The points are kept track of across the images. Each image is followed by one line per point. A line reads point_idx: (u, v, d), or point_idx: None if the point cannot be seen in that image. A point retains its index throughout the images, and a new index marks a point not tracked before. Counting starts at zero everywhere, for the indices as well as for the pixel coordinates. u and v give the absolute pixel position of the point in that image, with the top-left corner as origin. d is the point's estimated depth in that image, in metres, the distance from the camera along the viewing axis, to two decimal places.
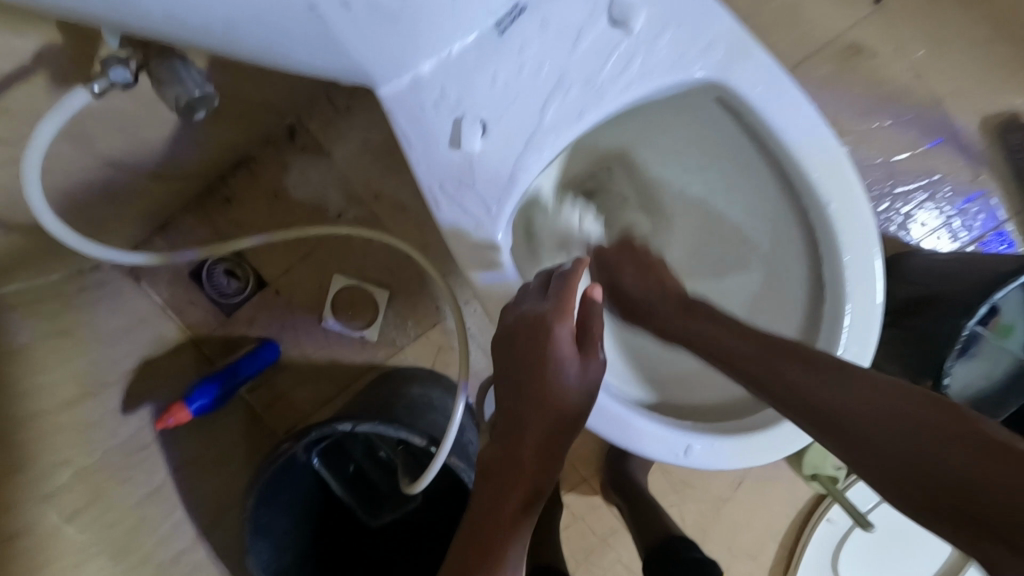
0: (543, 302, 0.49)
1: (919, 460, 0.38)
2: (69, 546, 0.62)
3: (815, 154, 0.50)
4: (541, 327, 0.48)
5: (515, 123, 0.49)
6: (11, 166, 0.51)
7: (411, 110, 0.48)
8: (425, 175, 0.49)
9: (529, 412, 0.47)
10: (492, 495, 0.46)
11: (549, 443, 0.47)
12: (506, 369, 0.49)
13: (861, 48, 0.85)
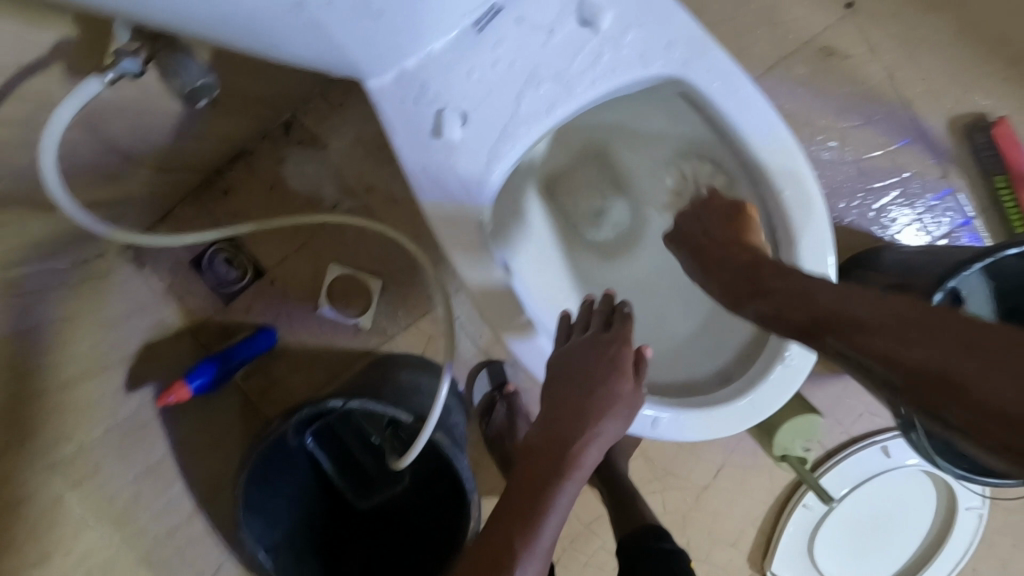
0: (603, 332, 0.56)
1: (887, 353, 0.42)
2: (72, 514, 0.64)
3: (770, 147, 0.54)
4: (597, 349, 0.55)
5: (493, 114, 0.52)
6: (26, 151, 0.55)
7: (396, 102, 0.52)
8: (409, 162, 0.53)
9: (577, 413, 0.54)
10: (536, 475, 0.52)
11: (591, 442, 0.53)
12: (562, 372, 0.56)
13: (834, 50, 0.89)
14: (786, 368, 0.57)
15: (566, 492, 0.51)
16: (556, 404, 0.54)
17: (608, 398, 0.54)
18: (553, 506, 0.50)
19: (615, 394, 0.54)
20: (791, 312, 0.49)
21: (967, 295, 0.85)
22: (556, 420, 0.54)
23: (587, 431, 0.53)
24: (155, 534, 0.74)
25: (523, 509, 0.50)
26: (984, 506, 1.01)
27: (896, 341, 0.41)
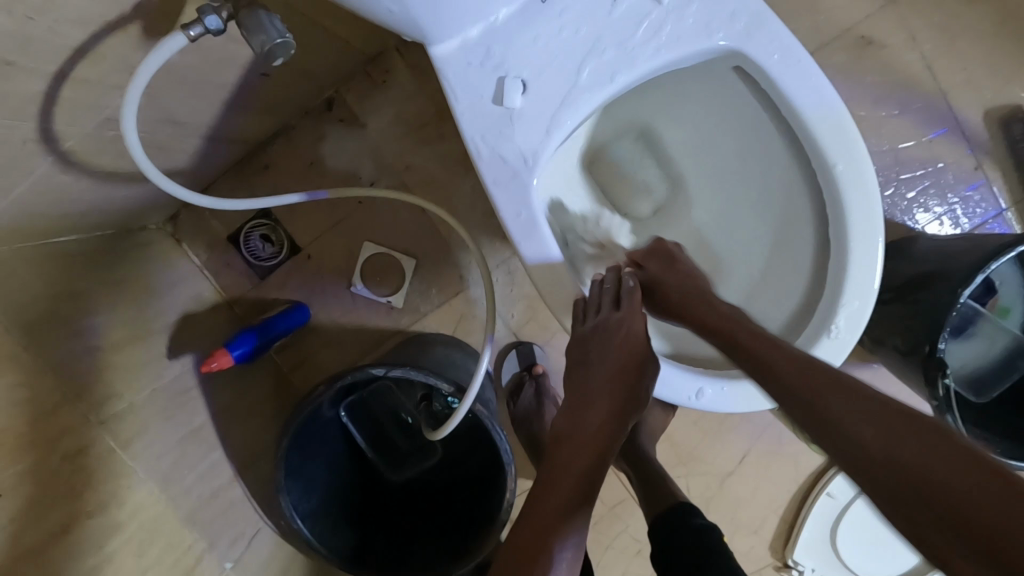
0: (611, 312, 0.59)
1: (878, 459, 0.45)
2: (123, 470, 0.66)
3: (826, 120, 0.54)
4: (610, 337, 0.58)
5: (552, 83, 0.54)
6: (93, 112, 0.57)
7: (459, 70, 0.53)
8: (469, 129, 0.54)
9: (600, 399, 0.59)
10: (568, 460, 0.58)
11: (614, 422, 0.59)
12: (581, 360, 0.60)
13: (872, 40, 0.90)
14: (833, 341, 0.56)
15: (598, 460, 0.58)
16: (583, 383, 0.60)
17: (625, 381, 0.59)
18: (586, 475, 0.57)
19: (632, 375, 0.59)
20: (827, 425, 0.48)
21: (998, 285, 0.87)
22: (581, 406, 0.60)
23: (610, 408, 0.59)
24: (200, 495, 0.75)
25: (561, 482, 0.57)
26: None
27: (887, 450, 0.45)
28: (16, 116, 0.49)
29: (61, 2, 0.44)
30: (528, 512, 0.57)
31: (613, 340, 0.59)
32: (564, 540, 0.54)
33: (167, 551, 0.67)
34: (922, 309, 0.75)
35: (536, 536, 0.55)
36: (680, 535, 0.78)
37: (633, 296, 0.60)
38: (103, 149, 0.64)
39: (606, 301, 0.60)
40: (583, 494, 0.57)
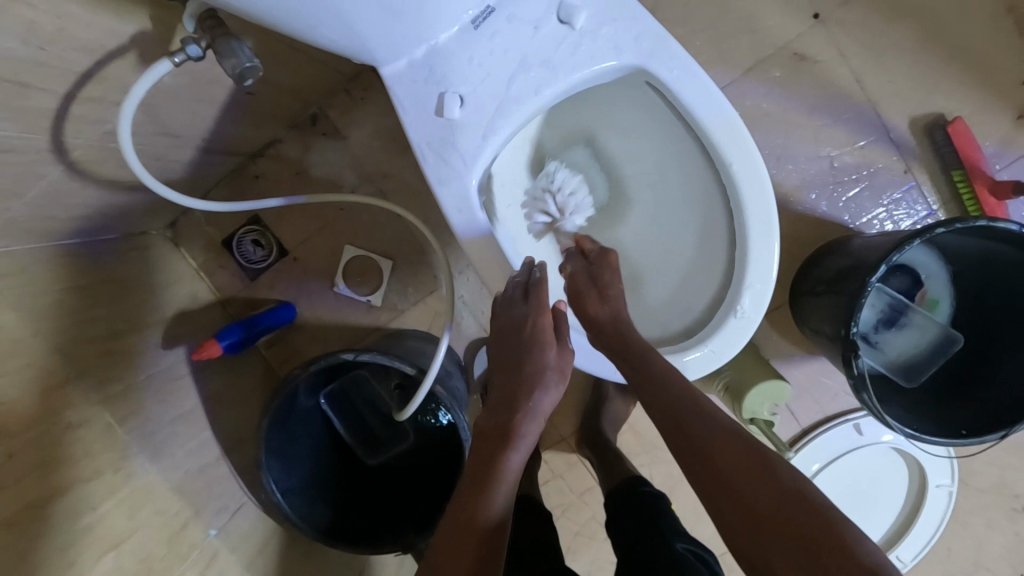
0: (522, 306, 0.63)
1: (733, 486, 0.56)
2: (119, 442, 0.74)
3: (724, 126, 0.63)
4: (519, 326, 0.62)
5: (486, 96, 0.62)
6: (96, 126, 0.67)
7: (406, 87, 0.62)
8: (416, 137, 0.63)
9: (515, 392, 0.60)
10: (489, 451, 0.58)
11: (529, 414, 0.59)
12: (501, 357, 0.63)
13: (804, 56, 0.98)
14: (739, 319, 0.65)
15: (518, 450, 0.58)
16: (500, 375, 0.62)
17: (539, 364, 0.60)
18: (506, 464, 0.57)
19: (545, 357, 0.61)
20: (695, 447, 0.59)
21: (925, 279, 0.95)
22: (503, 400, 0.60)
23: (527, 399, 0.59)
24: (189, 469, 0.83)
25: (482, 477, 0.57)
26: (954, 486, 1.07)
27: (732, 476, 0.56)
28: (31, 129, 0.59)
29: (69, 33, 0.53)
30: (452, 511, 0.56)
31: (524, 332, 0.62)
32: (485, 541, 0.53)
33: (157, 515, 0.75)
34: (844, 298, 0.82)
35: (455, 540, 0.54)
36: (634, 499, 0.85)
37: (541, 287, 0.64)
38: (105, 158, 0.73)
39: (518, 293, 0.65)
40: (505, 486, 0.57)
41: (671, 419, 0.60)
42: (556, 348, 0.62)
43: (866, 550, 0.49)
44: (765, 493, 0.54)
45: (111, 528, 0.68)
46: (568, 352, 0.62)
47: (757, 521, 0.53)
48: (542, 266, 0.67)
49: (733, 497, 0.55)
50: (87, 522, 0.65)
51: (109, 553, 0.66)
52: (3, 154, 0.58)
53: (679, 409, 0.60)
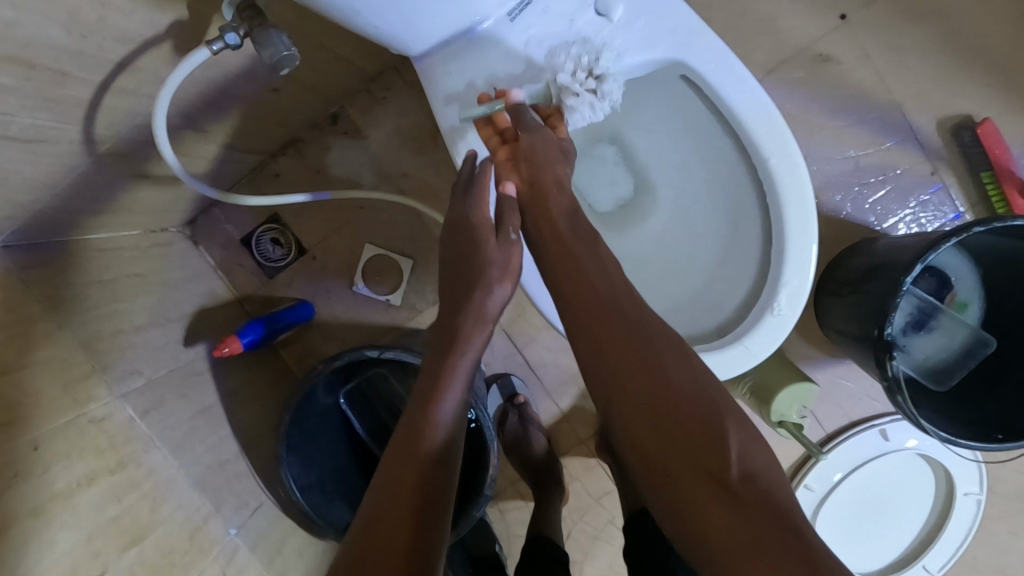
0: (464, 200, 0.63)
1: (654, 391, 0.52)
2: (141, 435, 0.73)
3: (761, 120, 0.62)
4: (462, 226, 0.62)
5: (520, 82, 0.63)
6: (127, 117, 0.66)
7: (440, 70, 0.63)
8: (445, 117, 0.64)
9: (462, 290, 0.62)
10: (434, 356, 0.60)
11: (477, 311, 0.61)
12: (449, 259, 0.64)
13: (828, 57, 0.97)
14: (777, 317, 0.64)
15: (469, 351, 0.60)
16: (449, 274, 0.63)
17: (484, 258, 0.61)
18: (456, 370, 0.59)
19: (489, 246, 0.61)
20: (620, 346, 0.54)
21: (954, 281, 0.93)
22: (450, 300, 0.62)
23: (474, 294, 0.61)
24: (211, 463, 0.82)
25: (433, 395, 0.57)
26: (983, 494, 1.05)
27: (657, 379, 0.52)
28: (65, 118, 0.59)
29: (109, 21, 0.53)
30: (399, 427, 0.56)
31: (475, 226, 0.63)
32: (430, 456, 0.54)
33: (179, 509, 0.73)
34: (872, 299, 0.81)
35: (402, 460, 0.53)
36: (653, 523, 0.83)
37: (481, 178, 0.62)
38: (133, 151, 0.73)
39: (463, 189, 0.63)
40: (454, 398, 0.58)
41: (594, 316, 0.56)
42: (496, 242, 0.61)
43: (763, 469, 0.48)
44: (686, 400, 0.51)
45: (135, 522, 0.66)
46: (514, 245, 0.62)
47: (670, 427, 0.50)
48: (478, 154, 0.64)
49: (654, 401, 0.51)
50: (112, 515, 0.64)
51: (132, 547, 0.65)
52: (36, 142, 0.58)
53: (610, 308, 0.56)
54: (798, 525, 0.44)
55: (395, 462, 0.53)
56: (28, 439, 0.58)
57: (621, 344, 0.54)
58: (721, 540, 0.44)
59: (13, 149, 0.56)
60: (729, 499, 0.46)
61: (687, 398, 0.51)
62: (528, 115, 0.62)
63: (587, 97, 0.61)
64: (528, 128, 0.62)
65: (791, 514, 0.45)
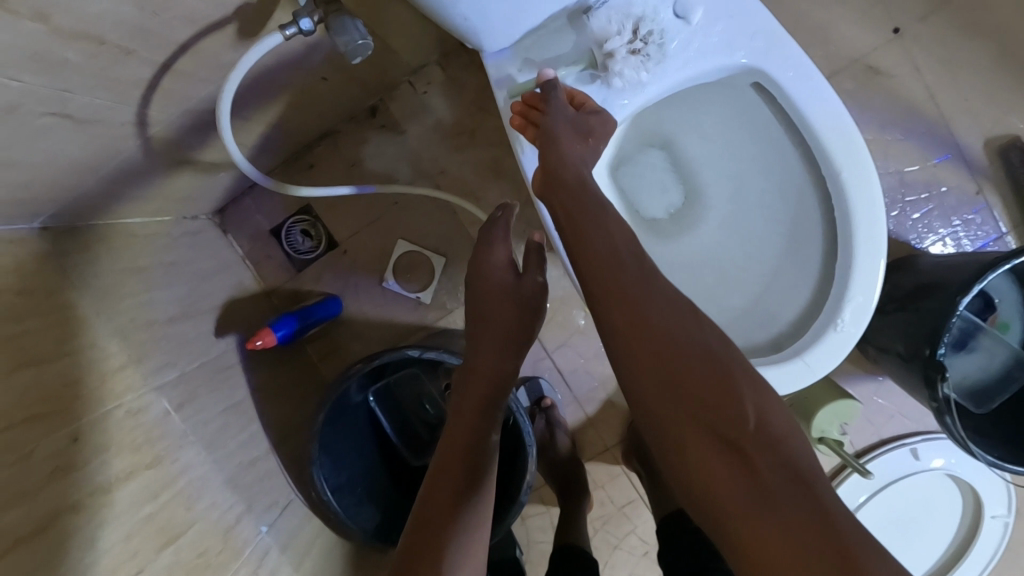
0: (491, 246, 0.79)
1: (664, 352, 0.49)
2: (177, 429, 0.71)
3: (835, 131, 0.61)
4: (489, 267, 0.77)
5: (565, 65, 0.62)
6: (180, 102, 0.64)
7: (504, 67, 0.63)
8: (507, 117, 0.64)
9: (488, 319, 0.75)
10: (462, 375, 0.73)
11: (501, 336, 0.74)
12: (475, 292, 0.77)
13: (879, 70, 0.96)
14: (839, 333, 0.62)
15: (495, 365, 0.73)
16: (477, 306, 0.77)
17: (506, 292, 0.76)
18: (479, 387, 0.71)
19: (509, 284, 0.77)
20: (626, 306, 0.51)
21: (997, 302, 0.91)
22: (477, 326, 0.76)
23: (498, 320, 0.75)
24: (242, 460, 0.80)
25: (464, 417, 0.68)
26: (1010, 517, 1.04)
27: (664, 339, 0.50)
28: (121, 99, 0.57)
29: (181, 1, 0.51)
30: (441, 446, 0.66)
31: (490, 287, 0.76)
32: (462, 464, 0.63)
33: (214, 507, 0.71)
34: (924, 318, 0.80)
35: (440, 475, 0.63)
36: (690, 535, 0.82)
37: (505, 224, 0.79)
38: (180, 136, 0.71)
39: (494, 236, 0.79)
40: (479, 419, 0.68)
41: (606, 275, 0.53)
42: (521, 281, 0.77)
43: (781, 425, 0.47)
44: (700, 361, 0.49)
45: (171, 521, 0.64)
46: (535, 284, 0.77)
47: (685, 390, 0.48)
48: (506, 206, 0.81)
49: (662, 363, 0.49)
50: (149, 512, 0.62)
51: (169, 546, 0.62)
52: (90, 124, 0.56)
53: (615, 268, 0.53)
54: (815, 485, 0.44)
55: (435, 479, 0.62)
56: (66, 431, 0.56)
57: (627, 302, 0.52)
58: (727, 500, 0.44)
59: (68, 129, 0.54)
60: (739, 460, 0.45)
61: (696, 356, 0.49)
62: (557, 90, 0.60)
63: (625, 39, 0.59)
64: (552, 104, 0.60)
65: (808, 473, 0.44)
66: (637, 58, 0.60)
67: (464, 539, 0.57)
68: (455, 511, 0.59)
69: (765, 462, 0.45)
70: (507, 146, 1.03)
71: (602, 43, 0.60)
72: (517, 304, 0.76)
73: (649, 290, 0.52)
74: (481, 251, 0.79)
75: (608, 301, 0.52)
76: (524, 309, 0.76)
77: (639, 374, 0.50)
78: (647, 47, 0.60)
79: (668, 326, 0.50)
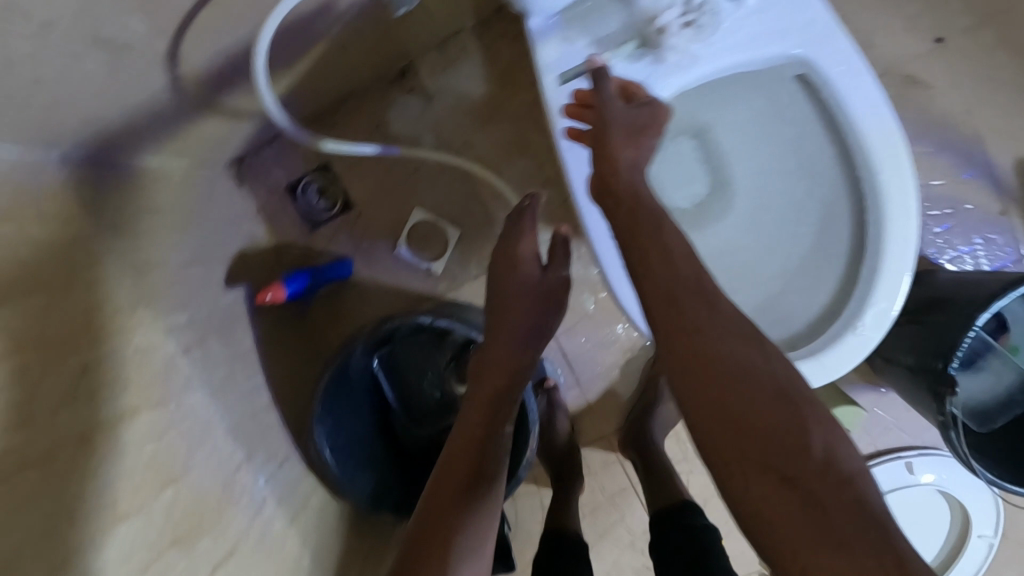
0: (516, 238, 0.77)
1: (732, 386, 0.49)
2: (182, 373, 0.71)
3: (879, 132, 0.61)
4: (511, 260, 0.76)
5: (611, 41, 0.60)
6: (213, 41, 0.63)
7: (549, 45, 0.60)
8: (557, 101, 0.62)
9: (507, 312, 0.75)
10: (478, 370, 0.74)
11: (522, 331, 0.74)
12: (496, 286, 0.77)
13: (917, 79, 0.95)
14: (858, 336, 0.62)
15: (515, 361, 0.73)
16: (498, 297, 0.76)
17: (529, 287, 0.75)
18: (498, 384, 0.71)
19: (532, 278, 0.76)
20: (694, 334, 0.50)
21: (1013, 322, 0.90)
22: (498, 319, 0.76)
23: (518, 314, 0.75)
24: (244, 410, 0.80)
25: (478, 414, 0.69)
26: (996, 538, 1.05)
27: (731, 371, 0.49)
28: (156, 30, 0.56)
29: None
30: (453, 440, 0.68)
31: (514, 281, 0.76)
32: (472, 463, 0.65)
33: (215, 452, 0.71)
34: (937, 331, 0.80)
35: (449, 469, 0.65)
36: (682, 530, 0.81)
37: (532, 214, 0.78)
38: (210, 78, 0.70)
39: (519, 228, 0.78)
40: (495, 413, 0.69)
41: (667, 297, 0.52)
42: (544, 275, 0.76)
43: (851, 468, 0.47)
44: (760, 394, 0.48)
45: (173, 461, 0.64)
46: (558, 279, 0.76)
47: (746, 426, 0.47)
48: (532, 196, 0.80)
49: (730, 396, 0.48)
50: (153, 450, 0.62)
51: (170, 487, 0.62)
52: (123, 52, 0.55)
53: (678, 292, 0.52)
54: (885, 528, 0.44)
55: (446, 474, 0.65)
56: (77, 361, 0.56)
57: (695, 330, 0.50)
58: (791, 540, 0.45)
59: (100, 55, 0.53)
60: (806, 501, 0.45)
61: (766, 392, 0.48)
62: (607, 82, 0.59)
63: (679, 15, 0.58)
64: (604, 96, 0.59)
65: (880, 518, 0.44)
66: (691, 30, 0.59)
67: (468, 535, 0.60)
68: (464, 508, 0.62)
69: (833, 505, 0.45)
70: (533, 123, 1.02)
71: (653, 18, 0.58)
72: (540, 299, 0.75)
73: (715, 318, 0.51)
74: (506, 242, 0.78)
75: (672, 322, 0.51)
76: (546, 305, 0.75)
77: (697, 406, 0.49)
78: (701, 19, 0.59)
79: (737, 358, 0.49)
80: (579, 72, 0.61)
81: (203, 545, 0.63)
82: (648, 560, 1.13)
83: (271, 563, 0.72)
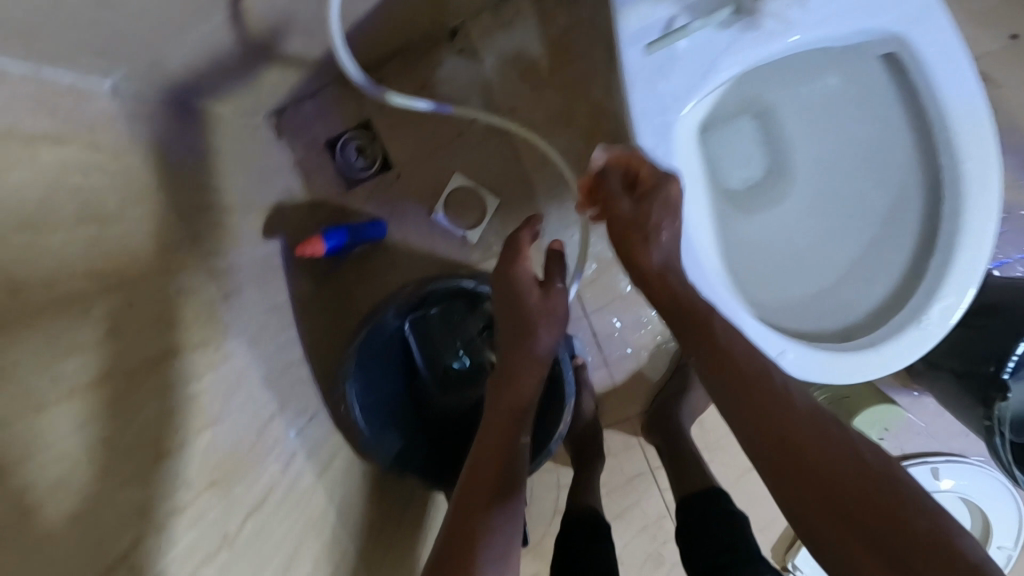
0: (515, 259, 0.75)
1: (817, 463, 0.52)
2: (221, 318, 0.70)
3: (967, 119, 0.58)
4: (512, 279, 0.75)
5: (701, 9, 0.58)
6: None
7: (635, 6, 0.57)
8: (637, 74, 0.59)
9: (517, 332, 0.75)
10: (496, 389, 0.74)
11: (534, 348, 0.74)
12: (501, 306, 0.76)
13: (987, 76, 0.92)
14: (920, 330, 0.60)
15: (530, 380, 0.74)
16: (504, 317, 0.76)
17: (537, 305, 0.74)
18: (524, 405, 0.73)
19: (537, 296, 0.75)
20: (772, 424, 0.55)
21: None
22: (508, 338, 0.75)
23: (527, 332, 0.74)
24: (277, 362, 0.79)
25: (499, 435, 0.71)
26: (1015, 550, 1.06)
27: (811, 452, 0.53)
28: None
29: None
30: (479, 457, 0.70)
31: (520, 300, 0.74)
32: (497, 479, 0.67)
33: (250, 400, 0.70)
34: (989, 335, 0.78)
35: (477, 486, 0.67)
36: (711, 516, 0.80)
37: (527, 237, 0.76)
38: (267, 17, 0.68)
39: (518, 250, 0.76)
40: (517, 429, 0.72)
41: (741, 384, 0.57)
42: (547, 292, 0.76)
43: (951, 538, 0.48)
44: (834, 461, 0.52)
45: (211, 404, 0.63)
46: (560, 294, 0.76)
47: (808, 468, 0.52)
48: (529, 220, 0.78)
49: (818, 476, 0.52)
50: (193, 391, 0.61)
51: (209, 429, 0.61)
52: None
53: (751, 381, 0.56)
54: None
55: (471, 491, 0.66)
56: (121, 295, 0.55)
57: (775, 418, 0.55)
58: None
59: None
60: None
61: (851, 470, 0.52)
62: (610, 181, 0.63)
63: None
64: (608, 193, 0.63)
65: None
66: None
67: (494, 550, 0.62)
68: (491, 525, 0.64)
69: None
70: (582, 95, 1.00)
71: None
72: (546, 316, 0.75)
73: (788, 405, 0.55)
74: (505, 265, 0.76)
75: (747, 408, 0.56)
76: (552, 322, 0.75)
77: (790, 490, 0.53)
78: None
79: (818, 440, 0.53)
80: (665, 39, 0.58)
81: (239, 490, 0.63)
82: (659, 547, 1.12)
83: (300, 515, 0.71)
